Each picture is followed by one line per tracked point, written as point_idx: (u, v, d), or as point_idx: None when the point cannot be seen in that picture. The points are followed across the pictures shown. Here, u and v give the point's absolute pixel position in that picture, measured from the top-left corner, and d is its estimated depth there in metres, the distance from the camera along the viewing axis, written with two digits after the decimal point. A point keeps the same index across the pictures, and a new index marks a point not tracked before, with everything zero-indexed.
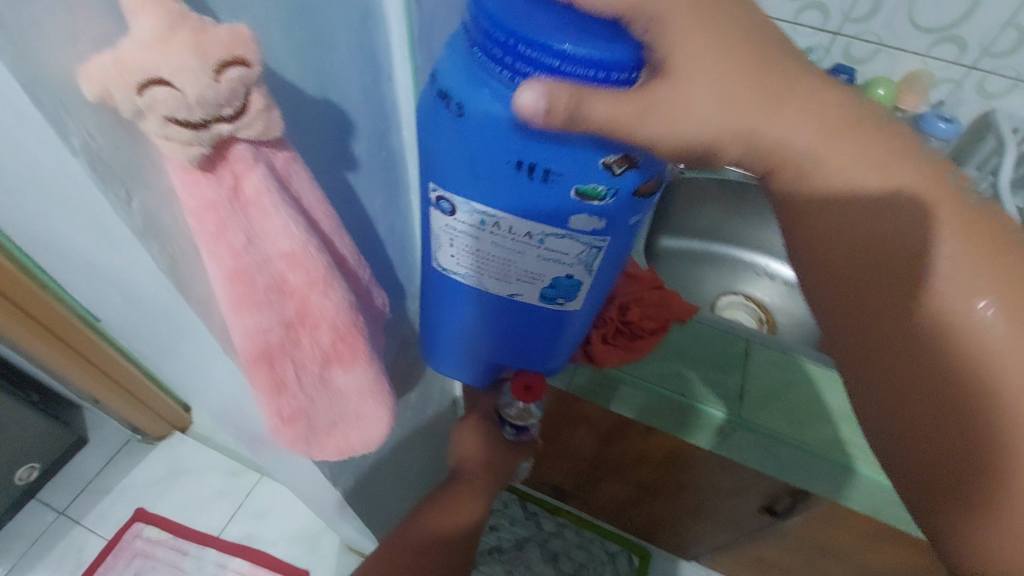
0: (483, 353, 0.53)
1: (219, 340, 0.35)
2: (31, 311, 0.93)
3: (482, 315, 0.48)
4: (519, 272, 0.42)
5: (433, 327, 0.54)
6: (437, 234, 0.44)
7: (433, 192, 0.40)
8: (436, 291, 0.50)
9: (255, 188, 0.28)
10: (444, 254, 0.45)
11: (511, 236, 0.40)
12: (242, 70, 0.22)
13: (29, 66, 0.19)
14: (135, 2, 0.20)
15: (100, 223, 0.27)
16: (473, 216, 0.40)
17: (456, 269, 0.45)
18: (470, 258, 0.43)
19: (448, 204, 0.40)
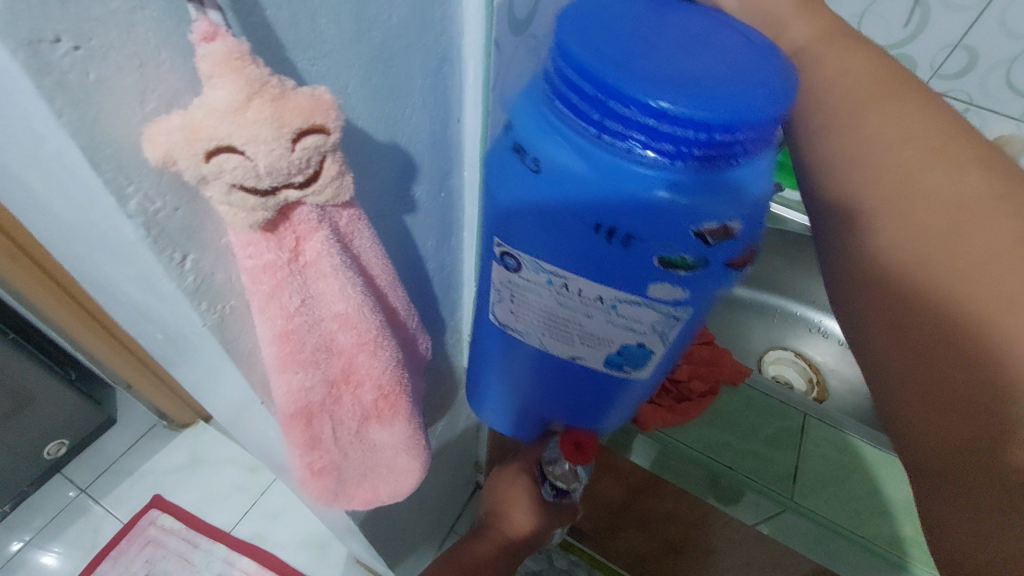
0: (534, 409, 0.49)
1: (258, 392, 0.33)
2: (71, 291, 0.94)
3: (537, 374, 0.44)
4: (581, 336, 0.38)
5: (481, 377, 0.51)
6: (497, 289, 0.40)
7: (497, 248, 0.37)
8: (488, 346, 0.46)
9: (316, 251, 0.25)
10: (503, 311, 0.41)
11: (579, 300, 0.35)
12: (320, 138, 0.19)
13: (92, 130, 0.17)
14: (213, 66, 0.17)
15: (150, 277, 0.25)
16: (536, 275, 0.35)
17: (513, 327, 0.41)
18: (530, 318, 0.39)
19: (514, 261, 0.36)
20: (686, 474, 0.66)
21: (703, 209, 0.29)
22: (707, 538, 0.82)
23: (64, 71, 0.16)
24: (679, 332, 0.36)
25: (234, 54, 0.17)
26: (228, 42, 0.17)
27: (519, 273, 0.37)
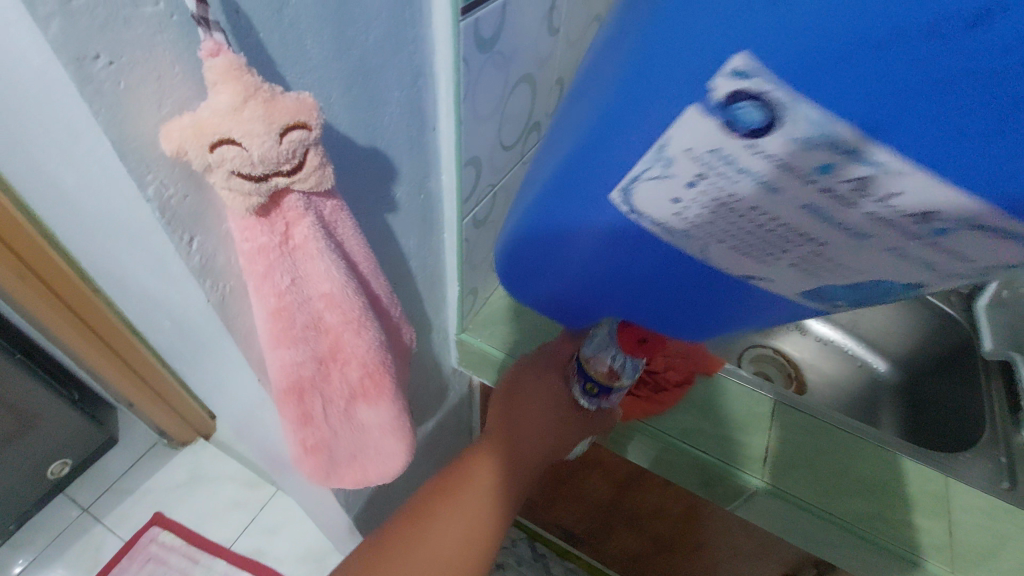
0: (603, 312, 0.35)
1: (255, 369, 0.36)
2: (78, 309, 0.98)
3: (647, 284, 0.29)
4: (806, 264, 0.24)
5: (528, 262, 0.34)
6: (656, 163, 0.23)
7: (732, 86, 0.19)
8: (567, 222, 0.29)
9: (303, 235, 0.29)
10: (649, 197, 0.24)
11: (867, 208, 0.20)
12: (303, 133, 0.24)
13: (120, 128, 0.22)
14: (216, 75, 0.22)
15: (161, 260, 0.29)
16: (808, 160, 0.19)
17: (658, 228, 0.25)
18: (721, 219, 0.23)
19: (765, 115, 0.19)
20: (666, 462, 0.68)
21: None
22: (694, 533, 0.84)
23: (100, 81, 0.20)
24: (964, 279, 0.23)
25: (234, 66, 0.22)
26: (229, 56, 0.22)
27: (759, 138, 0.20)
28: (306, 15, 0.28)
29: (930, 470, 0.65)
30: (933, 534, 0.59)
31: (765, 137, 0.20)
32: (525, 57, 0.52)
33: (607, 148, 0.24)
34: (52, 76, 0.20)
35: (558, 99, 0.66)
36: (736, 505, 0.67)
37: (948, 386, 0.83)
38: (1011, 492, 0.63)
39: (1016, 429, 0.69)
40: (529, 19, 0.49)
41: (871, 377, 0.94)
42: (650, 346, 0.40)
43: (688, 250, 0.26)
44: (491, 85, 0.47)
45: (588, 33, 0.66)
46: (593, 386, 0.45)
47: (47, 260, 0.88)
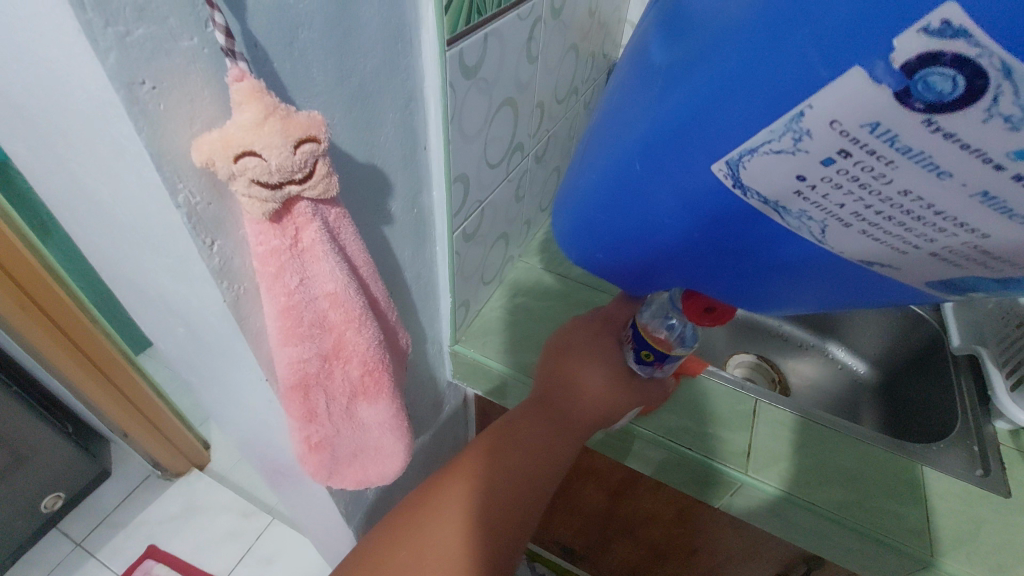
0: (674, 276, 0.36)
1: (264, 368, 0.39)
2: (74, 337, 0.99)
3: (740, 249, 0.30)
4: (944, 241, 0.24)
5: (604, 222, 0.35)
6: (791, 132, 0.23)
7: (933, 52, 0.18)
8: (665, 184, 0.29)
9: (311, 238, 0.33)
10: (777, 165, 0.24)
11: None
12: (313, 145, 0.28)
13: (159, 143, 0.25)
14: (241, 96, 0.26)
15: (184, 264, 0.32)
16: (994, 140, 0.19)
17: (778, 196, 0.26)
18: (861, 191, 0.24)
19: (959, 90, 0.19)
20: (654, 461, 0.71)
21: None
22: (687, 539, 0.85)
23: (145, 102, 0.24)
24: None
25: (256, 89, 0.26)
26: (251, 81, 0.26)
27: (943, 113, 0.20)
28: (313, 49, 0.32)
29: (906, 459, 0.68)
30: (910, 520, 0.62)
31: (950, 113, 0.19)
32: (507, 84, 0.57)
33: (726, 115, 0.25)
34: (104, 98, 0.23)
35: (539, 122, 0.71)
36: (725, 502, 0.69)
37: (921, 383, 0.87)
38: (983, 479, 0.66)
39: (986, 419, 0.73)
40: (509, 50, 0.54)
41: (851, 378, 0.97)
42: (716, 315, 0.44)
43: (811, 225, 0.26)
44: (476, 108, 0.52)
45: (565, 60, 0.72)
46: (648, 353, 0.50)
47: (44, 285, 0.89)
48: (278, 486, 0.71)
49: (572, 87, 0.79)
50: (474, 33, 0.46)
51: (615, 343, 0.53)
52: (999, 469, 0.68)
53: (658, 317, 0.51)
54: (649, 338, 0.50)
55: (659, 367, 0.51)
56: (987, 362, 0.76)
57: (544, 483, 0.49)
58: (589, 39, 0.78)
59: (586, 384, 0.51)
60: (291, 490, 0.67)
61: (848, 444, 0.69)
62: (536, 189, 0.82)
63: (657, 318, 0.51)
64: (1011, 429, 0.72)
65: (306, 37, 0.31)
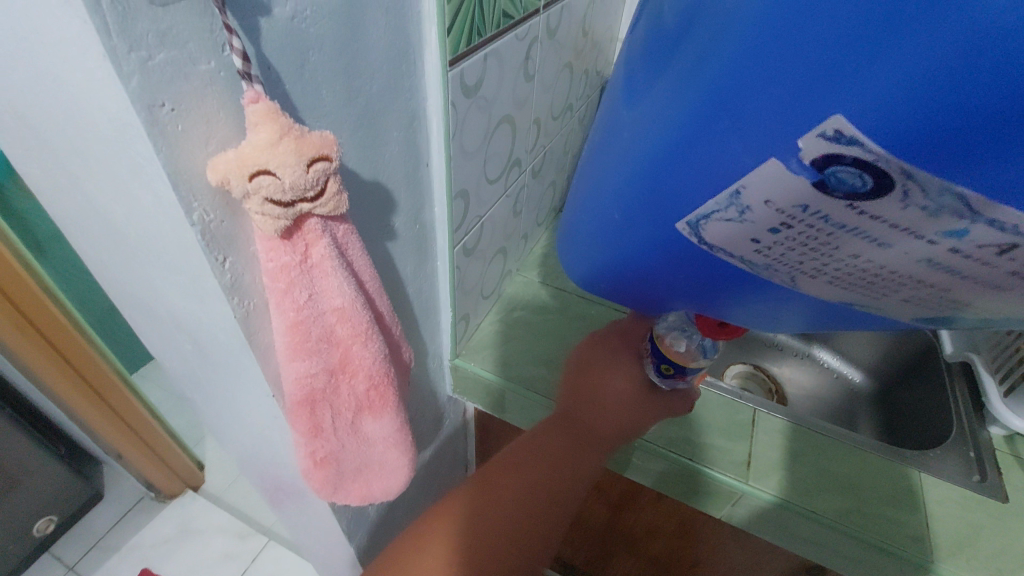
0: (672, 304, 0.36)
1: (271, 384, 0.40)
2: (69, 358, 0.97)
3: (734, 285, 0.30)
4: (902, 290, 0.25)
5: (598, 253, 0.35)
6: (742, 203, 0.24)
7: (835, 154, 0.20)
8: (649, 226, 0.30)
9: (320, 254, 0.33)
10: (733, 231, 0.26)
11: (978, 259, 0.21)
12: (325, 163, 0.29)
13: (175, 162, 0.26)
14: (256, 117, 0.26)
15: (196, 281, 0.33)
16: (913, 219, 0.21)
17: (743, 253, 0.27)
18: (815, 253, 0.25)
19: (868, 183, 0.20)
20: (655, 472, 0.71)
21: None
22: (690, 552, 0.84)
23: (164, 124, 0.25)
24: None
25: (271, 111, 0.27)
26: (267, 103, 0.27)
27: (863, 198, 0.21)
28: (322, 71, 0.33)
29: (904, 466, 0.69)
30: (910, 526, 0.62)
31: (869, 200, 0.21)
32: (505, 102, 0.58)
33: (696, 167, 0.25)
34: (124, 120, 0.24)
35: (536, 138, 0.73)
36: (726, 512, 0.69)
37: (916, 391, 0.88)
38: (981, 484, 0.67)
39: (981, 425, 0.74)
40: (507, 69, 0.55)
41: (847, 387, 0.98)
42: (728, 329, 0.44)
43: (781, 275, 0.28)
44: (476, 125, 0.53)
45: (560, 77, 0.73)
46: (667, 366, 0.51)
47: (40, 305, 0.88)
48: (279, 504, 0.71)
49: (567, 104, 0.81)
50: (475, 53, 0.47)
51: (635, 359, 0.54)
52: (996, 475, 0.68)
53: (676, 330, 0.49)
54: (665, 351, 0.50)
55: (681, 378, 0.52)
56: (980, 368, 0.77)
57: (562, 491, 0.54)
58: (584, 57, 0.80)
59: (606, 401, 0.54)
60: (293, 507, 0.66)
61: (847, 452, 0.70)
62: (533, 203, 0.83)
63: (675, 330, 0.49)
64: (1006, 434, 0.73)
65: (316, 60, 0.32)
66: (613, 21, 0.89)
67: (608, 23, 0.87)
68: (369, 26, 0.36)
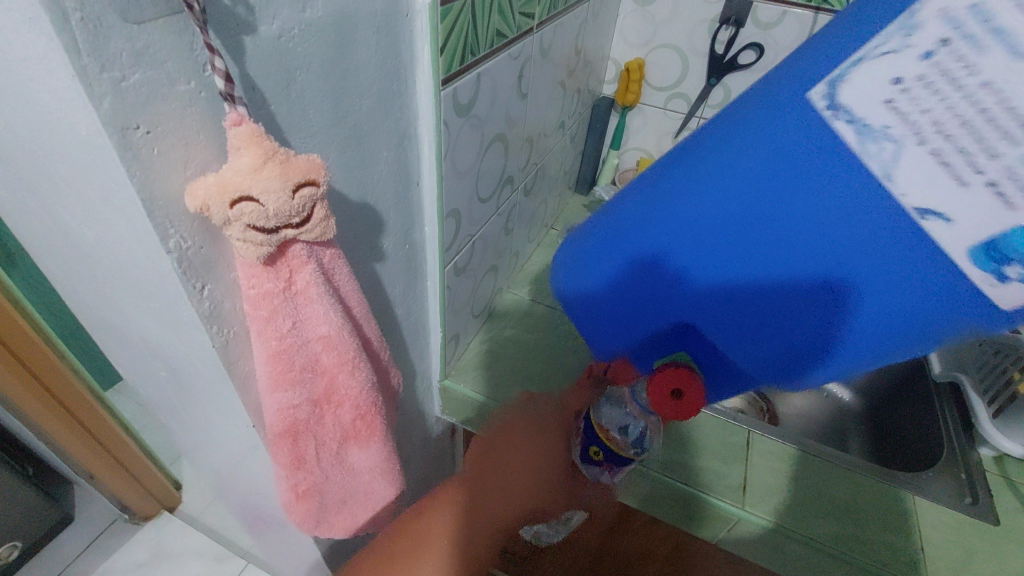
0: (711, 289, 0.42)
1: (251, 415, 0.38)
2: (67, 404, 0.92)
3: (754, 249, 0.38)
4: (1004, 158, 0.28)
5: (644, 222, 0.44)
6: (885, 54, 0.29)
7: None
8: (697, 183, 0.40)
9: (305, 280, 0.32)
10: (866, 91, 0.31)
11: None
12: (311, 189, 0.27)
13: (150, 188, 0.24)
14: (239, 141, 0.25)
15: (172, 309, 0.31)
16: None
17: (870, 115, 0.31)
18: (950, 96, 0.29)
19: None
20: (647, 497, 0.70)
21: None
22: None
23: (138, 147, 0.23)
24: None
25: (256, 134, 0.25)
26: (250, 126, 0.25)
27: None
28: (310, 91, 0.32)
29: (896, 488, 0.68)
30: (907, 552, 0.61)
31: None
32: (498, 121, 0.57)
33: (761, 114, 0.36)
34: (94, 143, 0.23)
35: (528, 156, 0.72)
36: (720, 536, 0.68)
37: (903, 409, 0.88)
38: (972, 507, 0.67)
39: (971, 445, 0.74)
40: (500, 88, 0.55)
41: (837, 406, 0.98)
42: (681, 403, 0.44)
43: (889, 155, 0.31)
44: (469, 145, 0.52)
45: (553, 95, 0.73)
46: (597, 452, 0.55)
47: (36, 350, 0.83)
48: (258, 531, 0.67)
49: (559, 121, 0.80)
50: (468, 72, 0.47)
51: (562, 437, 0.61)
52: (987, 498, 0.68)
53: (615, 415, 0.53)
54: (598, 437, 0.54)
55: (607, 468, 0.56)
56: (969, 391, 0.78)
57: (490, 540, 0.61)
58: (576, 76, 0.80)
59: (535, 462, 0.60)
60: (273, 535, 0.63)
61: (841, 474, 0.69)
62: (525, 221, 0.82)
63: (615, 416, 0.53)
64: (996, 455, 0.74)
65: (303, 80, 0.31)
66: (605, 41, 0.90)
67: (600, 43, 0.87)
68: (361, 45, 0.35)
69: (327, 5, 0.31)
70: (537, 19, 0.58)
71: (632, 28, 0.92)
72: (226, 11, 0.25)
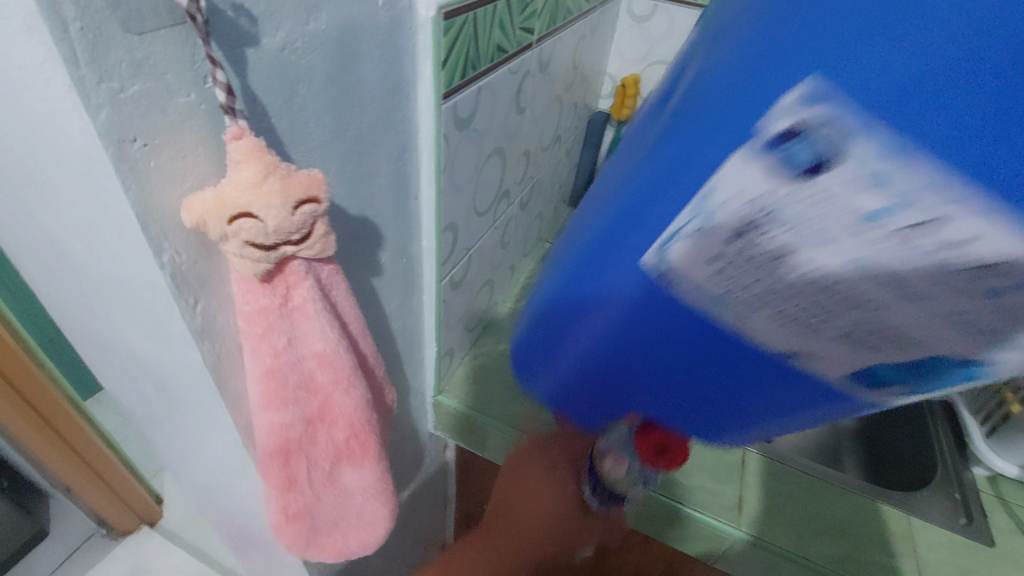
0: (602, 416, 0.34)
1: (242, 433, 0.37)
2: (47, 415, 0.89)
3: (636, 379, 0.29)
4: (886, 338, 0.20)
5: (533, 342, 0.35)
6: (699, 218, 0.22)
7: (804, 109, 0.18)
8: (569, 301, 0.30)
9: (302, 297, 0.31)
10: (691, 248, 0.22)
11: (964, 259, 0.17)
12: (314, 206, 0.27)
13: (148, 202, 0.24)
14: (239, 156, 0.24)
15: (164, 326, 0.30)
16: (858, 190, 0.18)
17: (689, 282, 0.23)
18: (779, 291, 0.21)
19: (832, 144, 0.18)
20: (641, 515, 0.69)
21: None
22: None
23: (135, 159, 0.23)
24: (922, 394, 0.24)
25: (256, 148, 0.24)
26: (251, 139, 0.24)
27: (838, 172, 0.18)
28: (311, 104, 0.31)
29: (890, 509, 0.68)
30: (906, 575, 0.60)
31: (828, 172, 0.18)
32: (497, 134, 0.57)
33: (619, 202, 0.27)
34: (90, 154, 0.22)
35: (525, 170, 0.72)
36: (712, 556, 0.67)
37: (899, 430, 0.88)
38: (966, 527, 0.67)
39: (964, 466, 0.75)
40: (499, 104, 0.55)
41: (832, 424, 0.97)
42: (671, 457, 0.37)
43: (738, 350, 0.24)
44: (466, 158, 0.52)
45: (551, 109, 0.73)
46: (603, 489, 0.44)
47: (16, 360, 0.80)
48: (244, 550, 0.65)
49: (556, 135, 0.80)
50: (468, 87, 0.46)
51: (567, 474, 0.47)
52: (982, 519, 0.67)
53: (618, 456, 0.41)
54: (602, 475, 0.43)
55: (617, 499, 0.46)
56: (965, 411, 0.79)
57: None
58: (573, 90, 0.81)
59: (543, 516, 0.48)
60: (260, 553, 0.61)
61: (838, 494, 0.69)
62: (521, 232, 0.82)
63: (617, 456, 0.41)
64: (990, 476, 0.74)
65: (305, 92, 0.31)
66: (602, 56, 0.90)
67: (597, 59, 0.88)
68: (362, 59, 0.35)
69: (330, 19, 0.30)
70: (537, 34, 0.58)
71: (628, 45, 0.93)
72: (231, 23, 0.24)
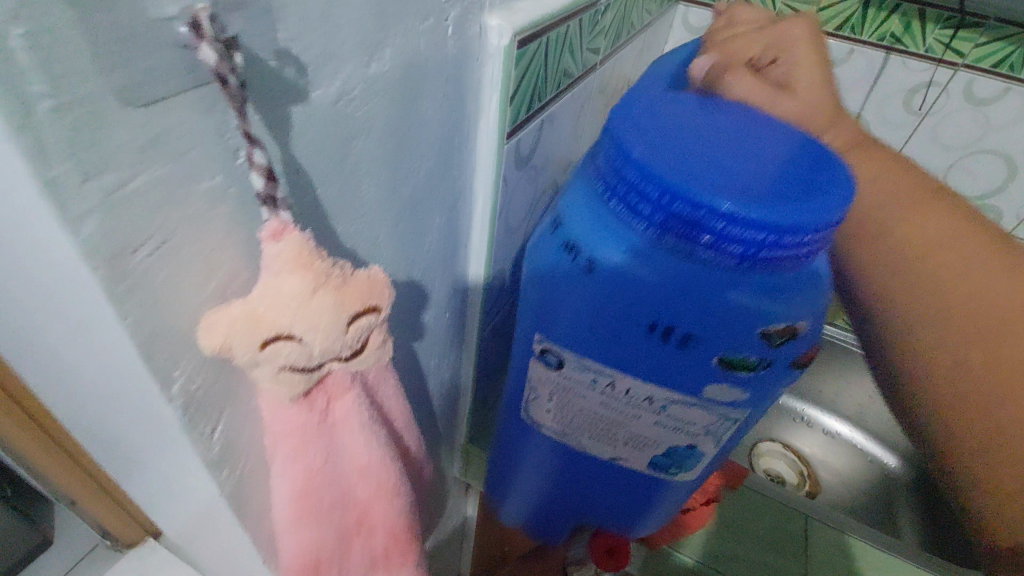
0: (556, 519, 0.53)
1: (263, 551, 0.30)
2: None
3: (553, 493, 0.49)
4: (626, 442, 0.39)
5: (503, 479, 0.52)
6: (534, 399, 0.41)
7: (538, 346, 0.38)
8: (507, 456, 0.50)
9: (345, 409, 0.24)
10: (539, 410, 0.41)
11: (630, 399, 0.36)
12: (373, 317, 0.20)
13: (153, 325, 0.17)
14: (281, 261, 0.18)
15: (167, 450, 0.23)
16: (578, 370, 0.36)
17: (544, 424, 0.42)
18: (578, 431, 0.40)
19: (557, 357, 0.37)
20: None
21: (766, 313, 0.32)
22: None
23: (137, 274, 0.16)
24: (732, 433, 0.37)
25: (305, 251, 0.18)
26: (296, 239, 0.18)
27: (563, 369, 0.37)
28: (365, 163, 0.25)
29: None
30: None
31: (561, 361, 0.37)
32: (553, 167, 0.50)
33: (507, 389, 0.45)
34: (68, 273, 0.15)
35: None
36: None
37: None
38: None
39: None
40: (559, 136, 0.48)
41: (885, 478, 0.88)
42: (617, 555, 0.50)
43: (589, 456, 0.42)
44: (522, 199, 0.45)
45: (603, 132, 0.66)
46: None
47: None
48: None
49: None
50: (533, 121, 0.39)
51: None
52: None
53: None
54: None
55: None
56: None
57: None
58: None
59: None
60: None
61: None
62: None
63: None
64: None
65: (360, 150, 0.24)
66: None
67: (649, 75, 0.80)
68: (427, 101, 0.28)
69: (395, 57, 0.24)
70: (602, 54, 0.51)
71: None
72: (275, 74, 0.18)
